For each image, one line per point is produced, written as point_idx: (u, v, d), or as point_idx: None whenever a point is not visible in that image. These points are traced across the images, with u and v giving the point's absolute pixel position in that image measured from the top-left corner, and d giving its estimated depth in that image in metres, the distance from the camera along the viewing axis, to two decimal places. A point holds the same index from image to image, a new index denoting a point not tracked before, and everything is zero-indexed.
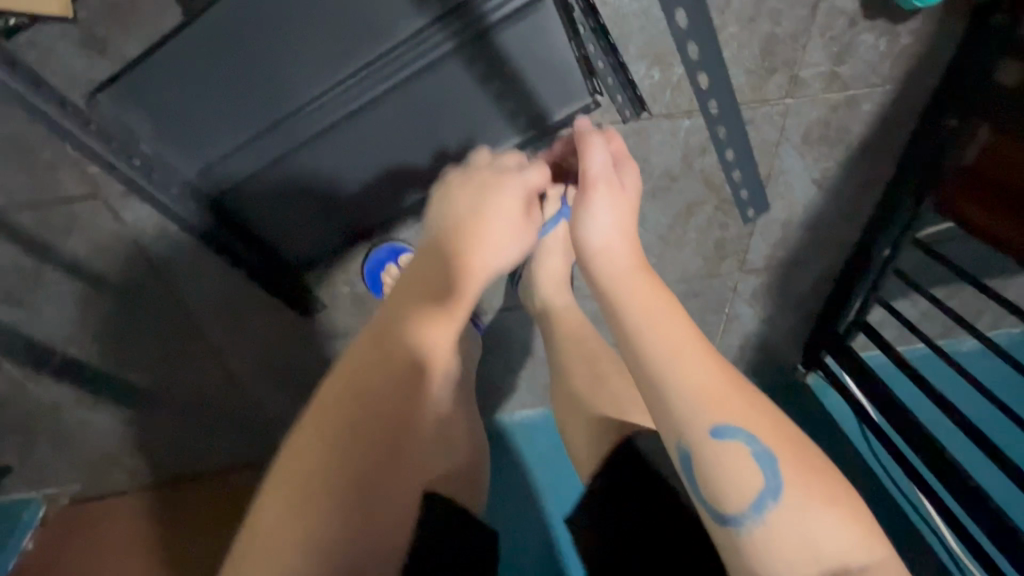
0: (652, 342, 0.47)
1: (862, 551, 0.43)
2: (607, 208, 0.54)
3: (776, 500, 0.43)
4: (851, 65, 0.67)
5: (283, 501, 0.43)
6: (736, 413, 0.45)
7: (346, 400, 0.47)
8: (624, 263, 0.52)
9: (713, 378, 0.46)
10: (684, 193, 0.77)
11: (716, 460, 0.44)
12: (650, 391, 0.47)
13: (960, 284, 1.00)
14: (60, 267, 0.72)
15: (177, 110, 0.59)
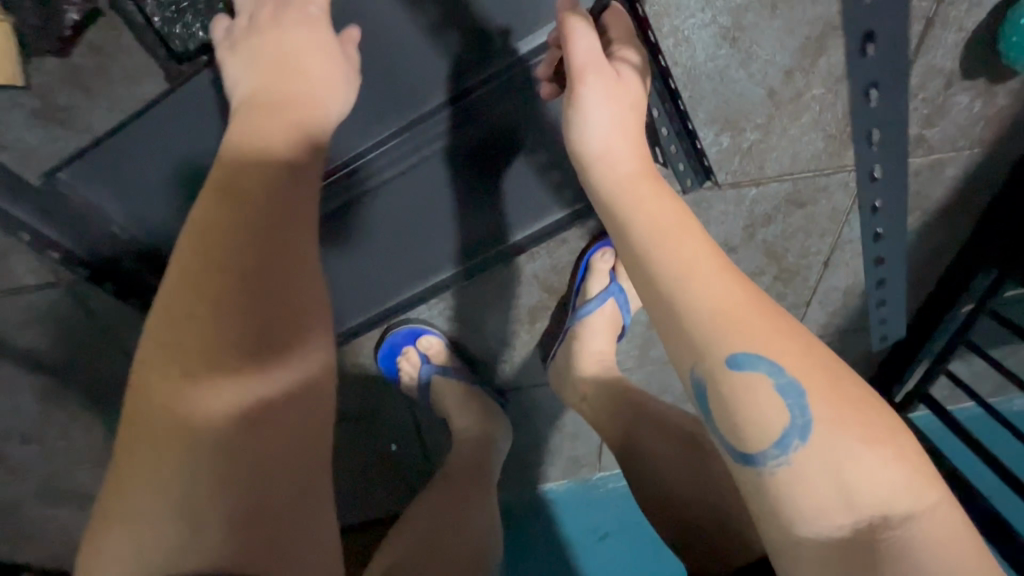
0: (655, 254, 0.34)
1: (925, 492, 0.30)
2: (600, 104, 0.39)
3: (805, 439, 0.30)
4: (940, 127, 0.59)
5: (123, 493, 0.30)
6: (760, 340, 0.31)
7: (178, 399, 0.31)
8: (625, 158, 0.39)
9: (748, 312, 0.32)
10: (742, 264, 0.68)
11: (731, 395, 0.31)
12: (663, 317, 0.34)
13: (1018, 345, 0.93)
14: (13, 361, 0.61)
15: (160, 189, 0.49)
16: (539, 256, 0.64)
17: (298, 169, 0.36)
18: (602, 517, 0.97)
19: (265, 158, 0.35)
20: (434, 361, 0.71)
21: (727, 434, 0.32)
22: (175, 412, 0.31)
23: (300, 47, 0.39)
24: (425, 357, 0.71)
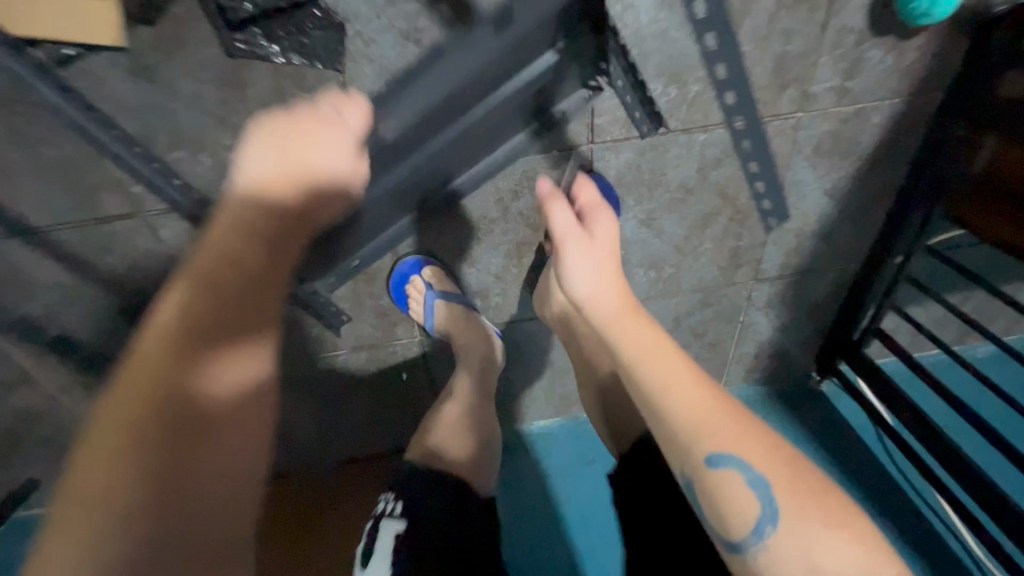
0: (664, 397, 0.50)
1: (879, 564, 0.45)
2: (580, 261, 0.64)
3: (774, 526, 0.46)
4: (860, 80, 0.70)
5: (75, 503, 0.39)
6: (728, 445, 0.48)
7: (123, 440, 0.40)
8: (610, 302, 0.60)
9: (715, 418, 0.49)
10: (699, 205, 0.79)
11: (716, 488, 0.47)
12: (664, 431, 0.50)
13: (972, 290, 1.00)
14: (97, 285, 0.75)
15: (220, 131, 0.63)
16: (521, 195, 0.75)
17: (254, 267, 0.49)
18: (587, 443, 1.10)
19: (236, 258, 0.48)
20: (436, 288, 0.82)
21: (717, 517, 0.48)
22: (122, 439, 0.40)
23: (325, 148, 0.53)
24: (428, 285, 0.82)
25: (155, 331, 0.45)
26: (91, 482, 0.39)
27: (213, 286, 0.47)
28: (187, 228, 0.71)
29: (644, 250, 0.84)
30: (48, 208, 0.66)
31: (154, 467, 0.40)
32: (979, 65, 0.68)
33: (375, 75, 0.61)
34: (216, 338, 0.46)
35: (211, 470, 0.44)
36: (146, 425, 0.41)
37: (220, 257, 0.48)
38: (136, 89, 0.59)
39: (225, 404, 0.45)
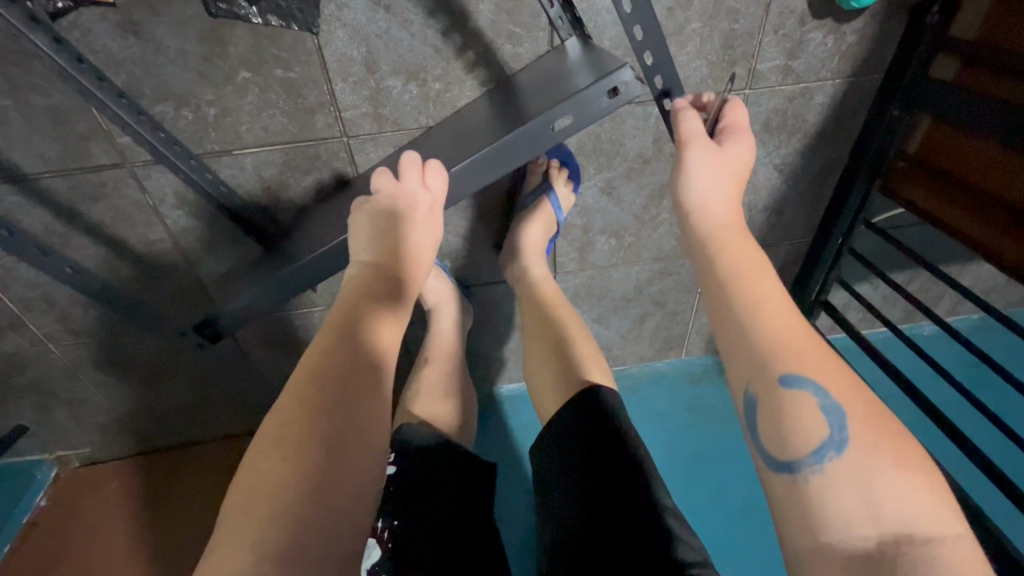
0: (751, 310, 0.46)
1: (950, 524, 0.38)
2: (702, 166, 0.55)
3: (840, 451, 0.39)
4: (803, 59, 0.75)
5: (241, 503, 0.43)
6: (812, 365, 0.43)
7: (286, 440, 0.46)
8: (722, 213, 0.55)
9: (801, 340, 0.45)
10: (655, 176, 0.85)
11: (784, 404, 0.42)
12: (746, 337, 0.45)
13: (916, 270, 1.07)
14: (85, 232, 0.80)
15: (203, 87, 0.68)
16: None
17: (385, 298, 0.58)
18: None
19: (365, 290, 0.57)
20: None
21: (774, 444, 0.42)
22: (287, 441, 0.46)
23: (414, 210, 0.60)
24: None
25: (309, 357, 0.51)
26: (264, 477, 0.44)
27: (352, 319, 0.54)
28: (171, 180, 0.76)
29: (606, 218, 0.89)
30: (39, 155, 0.71)
31: (318, 457, 0.45)
32: (911, 49, 0.73)
33: (347, 37, 0.66)
34: (358, 349, 0.52)
35: (365, 464, 0.48)
36: (305, 435, 0.46)
37: (350, 309, 0.55)
38: (125, 43, 0.63)
39: (375, 403, 0.51)
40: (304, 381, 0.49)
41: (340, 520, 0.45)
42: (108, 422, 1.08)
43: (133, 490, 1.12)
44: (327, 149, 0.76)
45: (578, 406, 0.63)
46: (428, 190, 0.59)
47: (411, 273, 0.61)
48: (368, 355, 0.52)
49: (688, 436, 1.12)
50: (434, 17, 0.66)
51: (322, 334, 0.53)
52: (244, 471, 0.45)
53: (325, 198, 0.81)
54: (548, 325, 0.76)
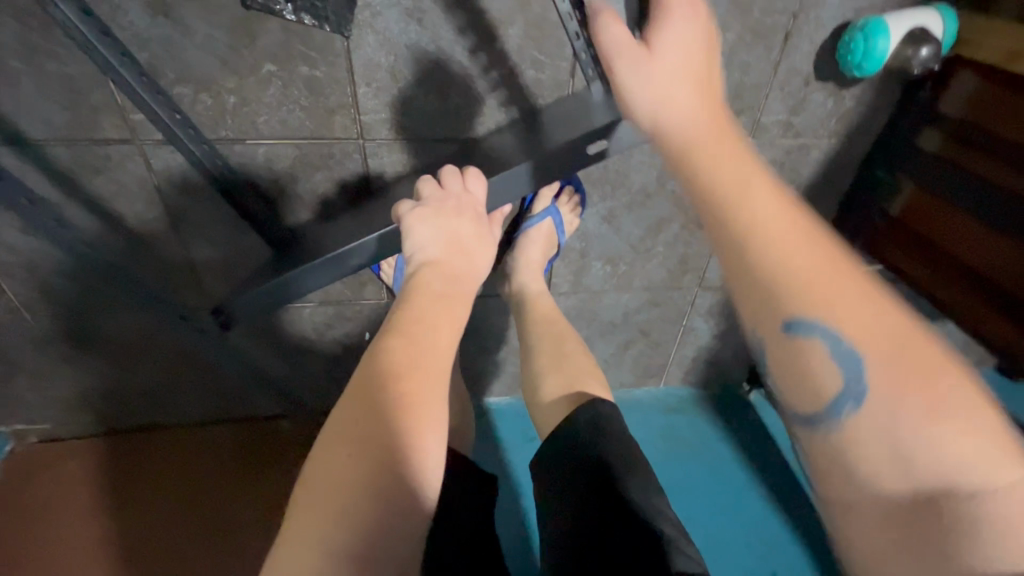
0: (747, 236, 0.37)
1: (1003, 470, 0.33)
2: (640, 77, 0.44)
3: (859, 404, 0.34)
4: (804, 116, 0.79)
5: (310, 496, 0.44)
6: (819, 304, 0.35)
7: (348, 439, 0.45)
8: (691, 109, 0.42)
9: (805, 269, 0.36)
10: (655, 210, 0.88)
11: (788, 357, 0.36)
12: (741, 273, 0.37)
13: None
14: (81, 204, 0.78)
15: (225, 75, 0.68)
16: None
17: (444, 285, 0.54)
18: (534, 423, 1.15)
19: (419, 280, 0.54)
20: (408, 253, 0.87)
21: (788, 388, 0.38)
22: (348, 441, 0.45)
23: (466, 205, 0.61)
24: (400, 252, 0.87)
25: (371, 353, 0.48)
26: (328, 475, 0.44)
27: (411, 311, 0.51)
28: (180, 162, 0.75)
29: (604, 245, 0.92)
30: (47, 122, 0.70)
31: (380, 462, 0.44)
32: (902, 117, 0.80)
33: (376, 44, 0.68)
34: (418, 343, 0.49)
35: (432, 461, 0.46)
36: (366, 433, 0.45)
37: (409, 299, 0.52)
38: (154, 24, 0.63)
39: (437, 401, 0.47)
40: (364, 376, 0.47)
41: (409, 516, 0.45)
42: (74, 399, 1.04)
43: (90, 473, 1.08)
44: (341, 149, 0.77)
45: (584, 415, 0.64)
46: (466, 191, 0.62)
47: (467, 260, 0.58)
48: (427, 349, 0.49)
49: (666, 466, 1.15)
50: (463, 35, 0.68)
51: (384, 329, 0.51)
52: (310, 468, 0.45)
53: (334, 195, 0.82)
54: (547, 341, 0.78)
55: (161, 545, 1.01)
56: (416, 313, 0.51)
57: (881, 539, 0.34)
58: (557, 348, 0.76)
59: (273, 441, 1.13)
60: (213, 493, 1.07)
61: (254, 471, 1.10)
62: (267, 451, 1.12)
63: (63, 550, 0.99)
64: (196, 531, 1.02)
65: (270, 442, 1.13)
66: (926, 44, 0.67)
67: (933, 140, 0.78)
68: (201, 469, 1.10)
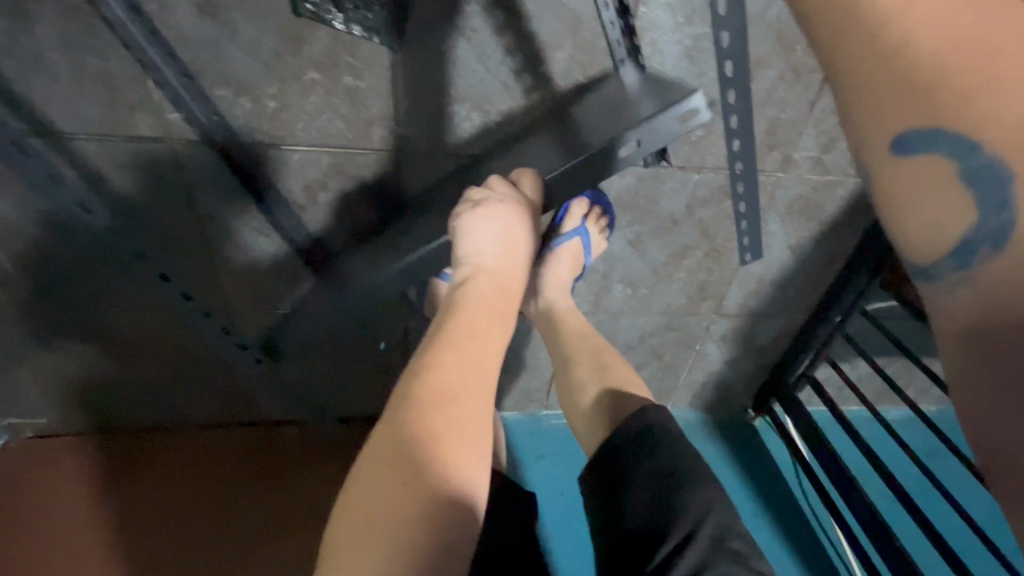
0: (896, 34, 0.30)
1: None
2: None
3: (994, 242, 0.31)
4: (834, 155, 0.80)
5: (357, 518, 0.42)
6: (954, 114, 0.30)
7: (398, 459, 0.43)
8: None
9: (950, 62, 0.30)
10: (681, 237, 0.89)
11: (904, 185, 0.33)
12: (855, 97, 0.33)
13: (895, 356, 1.14)
14: (105, 199, 0.77)
15: (268, 80, 0.67)
16: None
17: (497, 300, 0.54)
18: (542, 440, 1.15)
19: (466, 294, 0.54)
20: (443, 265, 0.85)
21: (894, 228, 0.35)
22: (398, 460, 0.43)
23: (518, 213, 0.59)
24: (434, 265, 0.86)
25: (419, 369, 0.48)
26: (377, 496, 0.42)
27: (461, 325, 0.51)
28: (212, 162, 0.74)
29: (627, 268, 0.92)
30: (80, 116, 0.68)
31: (434, 484, 0.43)
32: None
33: (422, 58, 0.67)
34: (468, 359, 0.49)
35: (477, 486, 0.45)
36: (417, 453, 0.43)
37: (456, 315, 0.52)
38: (201, 24, 0.62)
39: (484, 423, 0.48)
40: (412, 394, 0.46)
41: (456, 547, 0.43)
42: (74, 394, 1.02)
43: (89, 470, 1.06)
44: (376, 160, 0.76)
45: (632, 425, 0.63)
46: (522, 196, 0.58)
47: (516, 270, 0.58)
48: (477, 367, 0.49)
49: None
50: (510, 55, 0.68)
51: (432, 342, 0.50)
52: (351, 493, 0.43)
53: (364, 203, 0.81)
54: (581, 356, 0.77)
55: (166, 544, 1.01)
56: (465, 330, 0.51)
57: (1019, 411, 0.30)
58: (594, 363, 0.76)
59: (278, 446, 1.12)
60: (218, 496, 1.06)
61: (257, 476, 1.09)
62: (271, 456, 1.11)
63: (66, 549, 0.99)
64: (199, 533, 1.03)
65: (274, 447, 1.12)
66: None
67: None
68: (205, 472, 1.08)
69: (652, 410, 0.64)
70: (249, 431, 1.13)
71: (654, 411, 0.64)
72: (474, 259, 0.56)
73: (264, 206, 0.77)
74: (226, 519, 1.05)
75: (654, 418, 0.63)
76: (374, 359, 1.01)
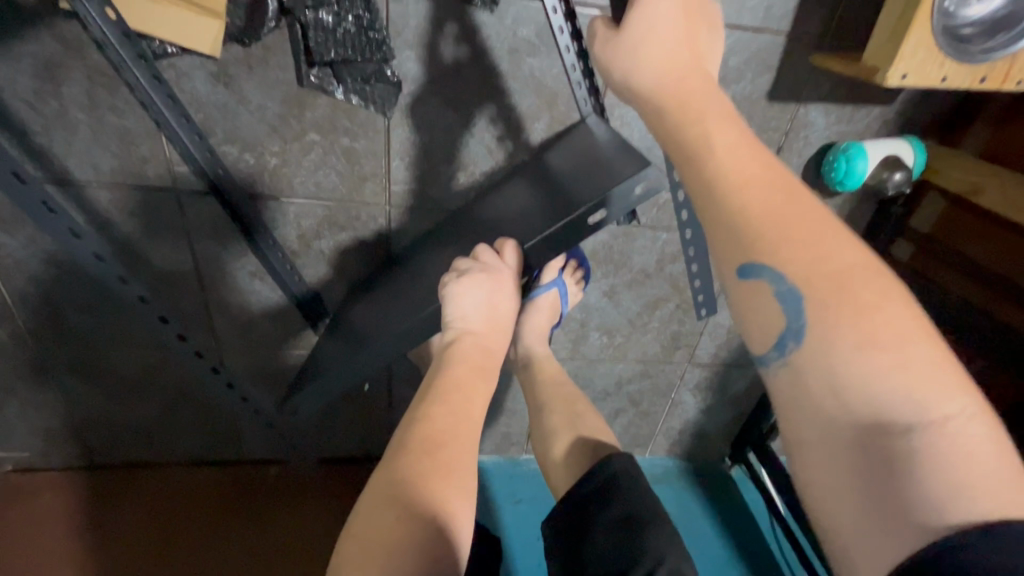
0: (729, 190, 0.39)
1: (933, 407, 0.34)
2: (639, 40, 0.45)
3: (798, 341, 0.37)
4: None
5: (346, 559, 0.42)
6: (770, 250, 0.38)
7: (384, 500, 0.44)
8: (673, 82, 0.44)
9: (768, 220, 0.38)
10: (653, 290, 0.94)
11: (745, 298, 0.39)
12: (713, 231, 0.40)
13: None
14: (111, 242, 0.82)
15: (273, 139, 0.74)
16: None
17: (482, 364, 0.55)
18: (520, 483, 1.16)
19: (454, 353, 0.55)
20: None
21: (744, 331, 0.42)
22: (383, 501, 0.44)
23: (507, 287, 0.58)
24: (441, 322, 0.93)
25: (411, 417, 0.49)
26: (364, 537, 0.42)
27: (449, 380, 0.52)
28: (215, 211, 0.80)
29: (603, 317, 0.97)
30: (95, 167, 0.74)
31: (415, 527, 0.42)
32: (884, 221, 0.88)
33: (413, 126, 0.75)
34: (455, 410, 0.50)
35: (463, 526, 0.45)
36: (401, 495, 0.44)
37: (445, 370, 0.53)
38: (214, 89, 0.69)
39: (469, 470, 0.47)
40: (400, 440, 0.47)
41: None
42: (60, 428, 1.03)
43: (67, 504, 1.06)
44: (368, 213, 0.82)
45: (596, 472, 0.66)
46: (504, 265, 0.57)
47: (498, 331, 0.59)
48: (463, 416, 0.50)
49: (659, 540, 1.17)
50: (493, 124, 0.76)
51: (423, 395, 0.52)
52: (352, 525, 0.44)
53: (355, 251, 0.87)
54: (555, 403, 0.81)
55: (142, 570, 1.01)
56: (452, 383, 0.52)
57: (832, 479, 0.37)
58: (568, 411, 0.80)
59: (258, 485, 1.12)
60: (195, 531, 1.06)
61: (226, 515, 1.08)
62: (251, 494, 1.11)
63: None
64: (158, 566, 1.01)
65: (254, 486, 1.12)
66: (899, 168, 0.77)
67: (906, 250, 0.89)
68: (184, 506, 1.08)
69: (616, 457, 0.66)
70: (228, 470, 1.13)
71: (616, 457, 0.66)
72: (459, 322, 0.57)
73: (256, 245, 0.80)
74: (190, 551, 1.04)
75: (618, 465, 0.65)
76: (358, 400, 1.03)
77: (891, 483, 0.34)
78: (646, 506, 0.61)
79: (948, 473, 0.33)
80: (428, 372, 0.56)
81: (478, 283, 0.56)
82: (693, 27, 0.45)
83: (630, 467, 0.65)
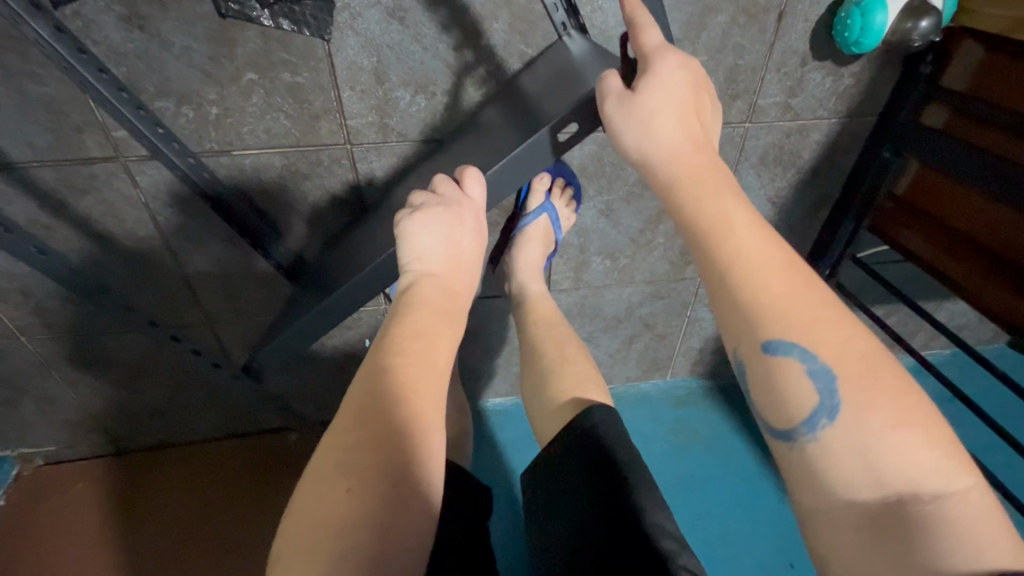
0: (746, 270, 0.38)
1: (954, 478, 0.34)
2: (654, 102, 0.43)
3: (831, 419, 0.35)
4: (801, 98, 0.78)
5: (301, 523, 0.40)
6: (797, 331, 0.36)
7: (337, 457, 0.41)
8: (685, 152, 0.43)
9: (787, 304, 0.37)
10: (654, 201, 0.86)
11: (769, 375, 0.37)
12: (735, 315, 0.38)
13: (892, 304, 1.15)
14: (73, 225, 0.78)
15: (207, 87, 0.67)
16: None
17: (455, 312, 0.50)
18: None
19: (415, 299, 0.49)
20: None
21: (762, 410, 0.38)
22: (339, 459, 0.41)
23: (476, 252, 0.53)
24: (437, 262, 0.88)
25: (368, 370, 0.44)
26: (319, 498, 0.40)
27: (408, 328, 0.46)
28: (166, 176, 0.75)
29: (603, 239, 0.90)
30: (31, 145, 0.69)
31: (374, 488, 0.40)
32: (914, 79, 0.77)
33: (357, 45, 0.66)
34: (418, 360, 0.44)
35: (432, 480, 0.42)
36: (358, 454, 0.41)
37: (404, 317, 0.47)
38: (129, 35, 0.62)
39: (433, 422, 0.43)
40: (355, 392, 0.43)
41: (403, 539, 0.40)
42: (77, 420, 1.04)
43: (98, 492, 1.08)
44: (329, 156, 0.75)
45: (575, 428, 0.58)
46: (464, 197, 0.52)
47: (465, 272, 0.52)
48: (429, 369, 0.44)
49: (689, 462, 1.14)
50: (448, 33, 0.67)
51: (381, 343, 0.45)
52: (298, 500, 0.41)
53: (327, 203, 0.81)
54: (546, 346, 0.74)
55: (170, 546, 1.03)
56: (411, 329, 0.46)
57: (853, 539, 0.34)
58: (560, 353, 0.72)
59: (279, 453, 1.13)
60: (218, 504, 1.08)
61: (241, 487, 1.10)
62: (271, 464, 1.12)
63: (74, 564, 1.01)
64: (181, 545, 1.03)
65: (274, 455, 1.13)
66: (927, 15, 0.66)
67: (939, 116, 0.78)
68: (207, 481, 1.10)
69: (598, 408, 0.58)
70: (249, 440, 1.15)
71: (598, 408, 0.58)
72: (418, 265, 0.51)
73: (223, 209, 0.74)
74: (212, 529, 1.05)
75: (598, 416, 0.57)
76: (361, 355, 1.00)
77: (919, 543, 0.33)
78: (632, 461, 0.53)
79: (969, 534, 0.32)
80: (385, 318, 0.49)
81: (443, 224, 0.50)
82: (698, 95, 0.45)
83: (612, 419, 0.58)
